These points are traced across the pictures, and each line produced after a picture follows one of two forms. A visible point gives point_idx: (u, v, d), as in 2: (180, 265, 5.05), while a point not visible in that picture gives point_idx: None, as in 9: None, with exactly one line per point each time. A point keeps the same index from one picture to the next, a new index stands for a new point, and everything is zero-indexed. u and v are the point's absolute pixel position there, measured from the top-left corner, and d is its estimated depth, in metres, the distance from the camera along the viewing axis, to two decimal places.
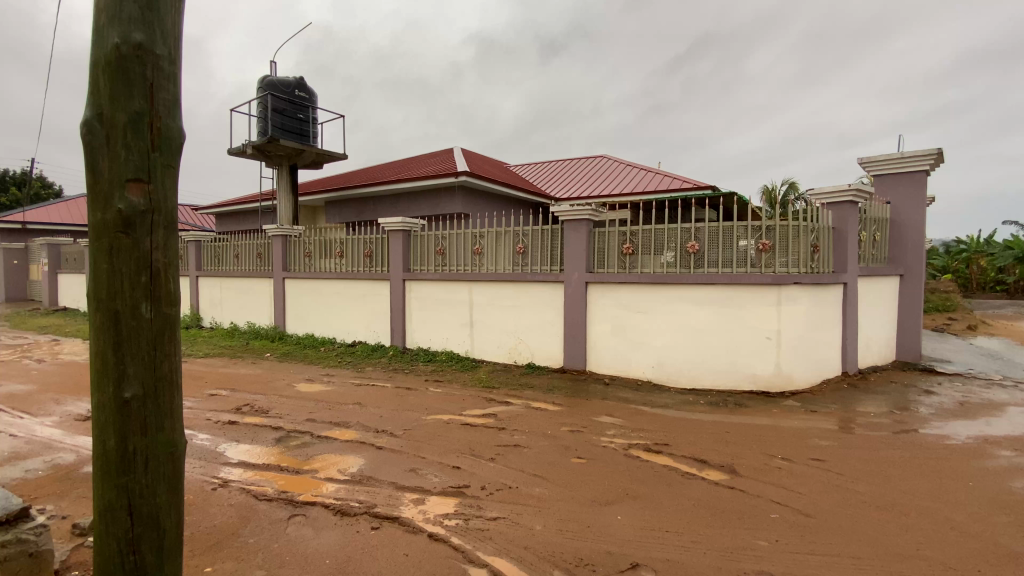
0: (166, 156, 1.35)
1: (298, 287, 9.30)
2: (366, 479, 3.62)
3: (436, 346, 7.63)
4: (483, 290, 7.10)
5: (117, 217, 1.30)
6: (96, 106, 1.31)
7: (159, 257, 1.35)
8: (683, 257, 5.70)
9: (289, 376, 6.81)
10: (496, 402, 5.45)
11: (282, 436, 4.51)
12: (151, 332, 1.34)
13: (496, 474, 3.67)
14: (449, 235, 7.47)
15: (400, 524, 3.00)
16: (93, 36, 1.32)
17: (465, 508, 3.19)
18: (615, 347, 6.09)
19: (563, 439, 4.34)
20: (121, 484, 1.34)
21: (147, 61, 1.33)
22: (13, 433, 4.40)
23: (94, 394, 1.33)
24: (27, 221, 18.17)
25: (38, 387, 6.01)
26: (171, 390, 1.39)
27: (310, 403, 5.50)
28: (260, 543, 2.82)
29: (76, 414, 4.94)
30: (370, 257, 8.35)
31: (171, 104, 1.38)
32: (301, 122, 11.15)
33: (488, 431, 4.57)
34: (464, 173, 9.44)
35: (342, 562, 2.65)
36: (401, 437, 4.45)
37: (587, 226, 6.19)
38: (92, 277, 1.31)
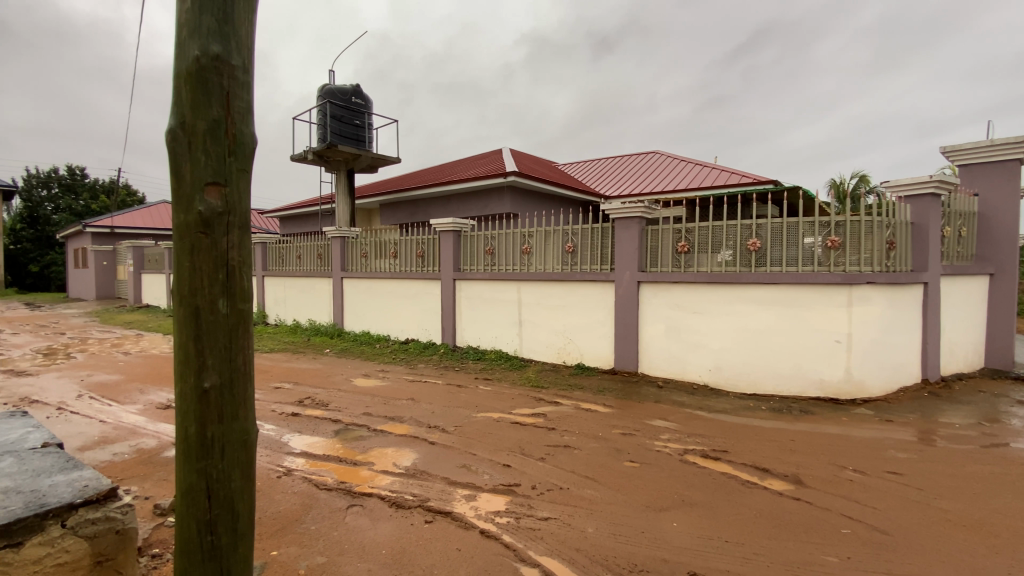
0: (240, 160, 1.43)
1: (355, 286, 9.67)
2: (420, 473, 3.70)
3: (485, 344, 7.71)
4: (532, 290, 7.10)
5: (197, 218, 1.38)
6: (179, 114, 1.39)
7: (235, 256, 1.43)
8: (743, 255, 5.45)
9: (347, 370, 7.10)
10: (546, 401, 5.43)
11: (340, 428, 4.70)
12: (227, 326, 1.42)
13: (546, 474, 3.65)
14: (499, 235, 7.52)
15: (452, 519, 3.05)
16: (176, 49, 1.40)
17: (516, 507, 3.19)
18: (668, 349, 5.92)
19: (615, 441, 4.26)
20: (199, 469, 1.42)
21: (223, 71, 1.40)
22: (104, 418, 4.83)
23: (177, 383, 1.42)
24: (115, 225, 19.94)
25: (124, 377, 6.57)
26: (245, 380, 1.47)
27: (366, 398, 5.70)
28: (321, 530, 2.95)
29: (156, 403, 5.37)
30: (422, 257, 8.55)
31: (245, 110, 1.46)
32: (357, 127, 11.58)
33: (537, 430, 4.56)
34: (513, 173, 9.47)
35: (397, 553, 2.71)
36: (452, 433, 4.52)
37: (640, 223, 6.05)
38: (175, 274, 1.40)
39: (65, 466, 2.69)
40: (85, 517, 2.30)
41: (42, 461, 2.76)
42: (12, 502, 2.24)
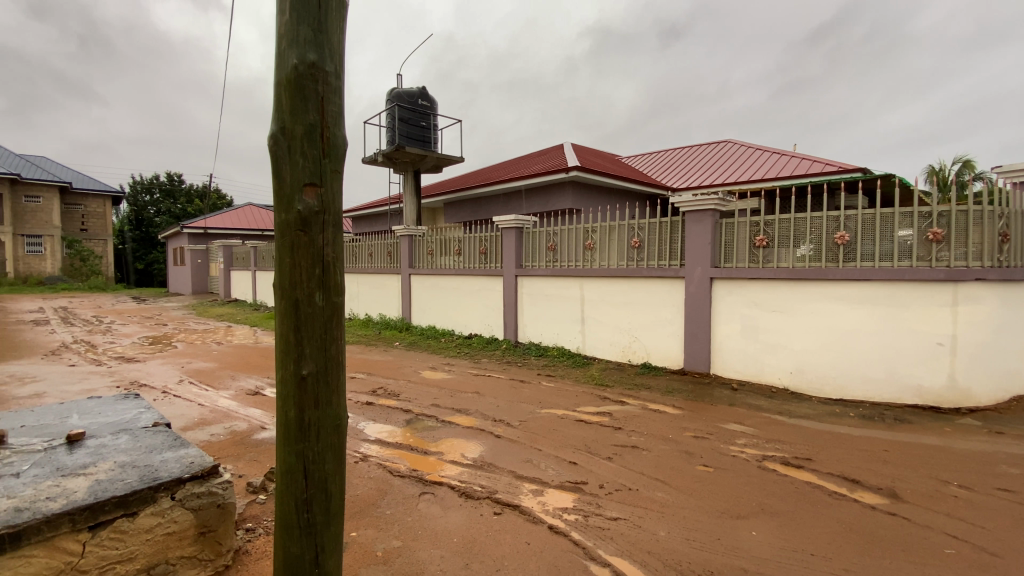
0: (334, 162, 1.52)
1: (421, 282, 10.00)
2: (487, 465, 3.77)
3: (547, 341, 7.71)
4: (596, 287, 7.00)
5: (297, 217, 1.47)
6: (280, 120, 1.48)
7: (330, 252, 1.52)
8: (828, 250, 5.09)
9: (415, 363, 7.36)
10: (611, 400, 5.35)
11: (410, 418, 4.88)
12: (323, 317, 1.51)
13: (615, 474, 3.59)
14: (562, 231, 7.47)
15: (521, 513, 3.08)
16: (276, 59, 1.49)
17: (584, 505, 3.17)
18: (743, 349, 5.64)
19: (686, 444, 4.11)
20: (298, 451, 1.52)
21: (319, 77, 1.49)
22: (202, 402, 5.32)
23: (278, 369, 1.52)
24: (207, 226, 21.87)
25: (218, 365, 7.19)
26: (338, 369, 1.55)
27: (434, 390, 5.88)
28: (396, 515, 3.08)
29: (245, 389, 5.83)
30: (485, 254, 8.67)
31: (337, 114, 1.54)
32: (423, 129, 11.91)
33: (603, 429, 4.50)
34: (575, 168, 9.37)
35: (467, 542, 2.78)
36: (517, 427, 4.56)
37: (713, 216, 5.78)
38: (277, 269, 1.50)
39: (174, 444, 2.99)
40: (192, 490, 2.53)
41: (154, 439, 3.08)
42: (131, 475, 2.51)
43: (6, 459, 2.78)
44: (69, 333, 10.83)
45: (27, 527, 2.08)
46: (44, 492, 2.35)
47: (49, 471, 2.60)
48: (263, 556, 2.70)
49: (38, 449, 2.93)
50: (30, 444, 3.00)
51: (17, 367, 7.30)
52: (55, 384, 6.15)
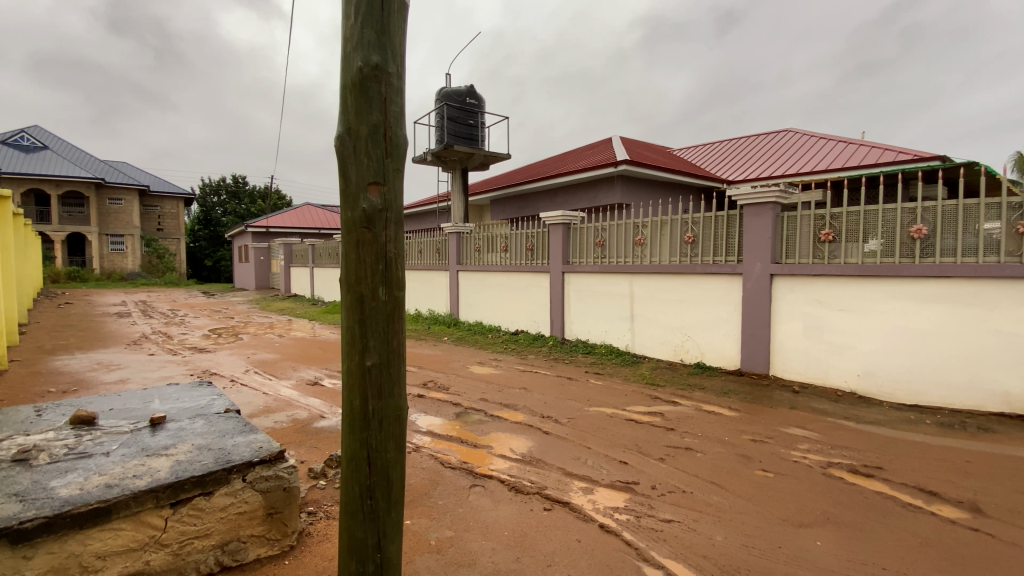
0: (395, 160, 1.56)
1: (469, 279, 10.14)
2: (536, 461, 3.79)
3: (595, 339, 7.63)
4: (647, 283, 6.85)
5: (362, 215, 1.53)
6: (346, 122, 1.53)
7: (392, 248, 1.57)
8: (902, 244, 4.76)
9: (463, 358, 7.49)
10: (663, 400, 5.23)
11: (460, 411, 4.98)
12: (386, 311, 1.57)
13: (668, 475, 3.51)
14: (610, 226, 7.35)
15: (571, 509, 3.08)
16: (342, 62, 1.54)
17: (636, 505, 3.12)
18: (806, 350, 5.36)
19: (743, 447, 3.97)
20: (362, 439, 1.58)
21: (382, 79, 1.53)
22: (267, 391, 5.64)
23: (345, 361, 1.59)
24: (269, 225, 23.13)
25: (280, 356, 7.61)
26: (399, 360, 1.61)
27: (482, 384, 5.97)
28: (448, 505, 3.15)
29: (305, 380, 6.14)
30: (532, 250, 8.68)
31: (399, 114, 1.58)
32: (471, 127, 12.02)
33: (655, 429, 4.41)
34: (624, 162, 9.19)
35: (518, 536, 2.80)
36: (566, 425, 4.54)
37: (774, 210, 5.52)
38: (344, 265, 1.57)
39: (244, 429, 3.19)
40: (262, 473, 2.69)
41: (226, 424, 3.29)
42: (207, 457, 2.70)
43: (99, 439, 3.06)
44: (148, 324, 11.76)
45: (117, 502, 2.28)
46: (131, 470, 2.57)
47: (135, 450, 2.84)
48: (325, 538, 2.83)
49: (126, 430, 3.21)
50: (119, 425, 3.28)
51: (105, 354, 8.01)
52: (137, 371, 6.70)
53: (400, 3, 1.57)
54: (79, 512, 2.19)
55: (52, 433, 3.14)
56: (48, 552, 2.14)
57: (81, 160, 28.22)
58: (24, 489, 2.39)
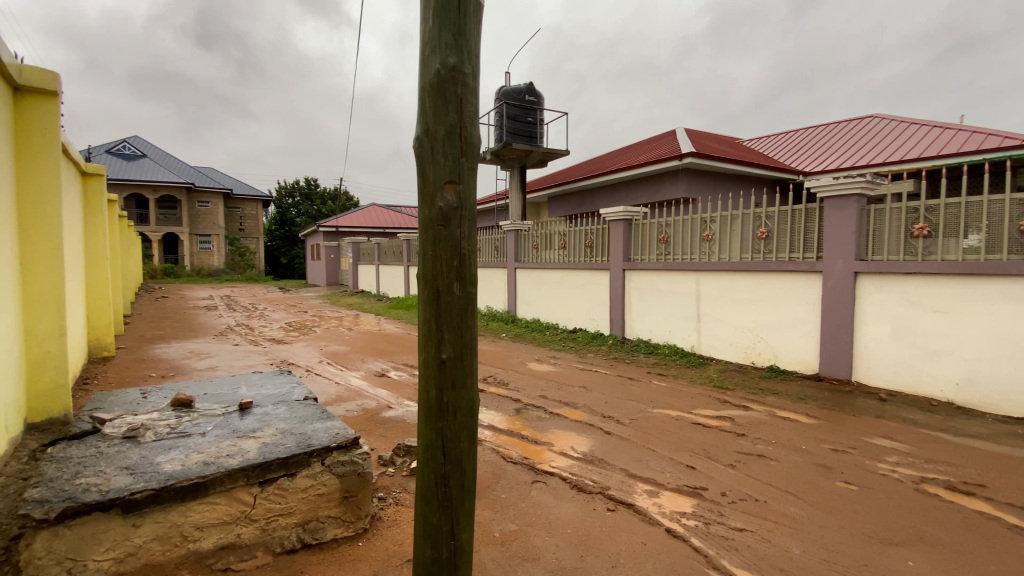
0: (470, 159, 1.59)
1: (527, 276, 10.18)
2: (598, 461, 3.75)
3: (658, 338, 7.43)
4: (714, 282, 6.59)
5: (439, 214, 1.58)
6: (424, 123, 1.59)
7: (466, 245, 1.61)
8: (1011, 239, 4.29)
9: (522, 354, 7.54)
10: (732, 404, 5.01)
11: (519, 407, 5.03)
12: (460, 307, 1.61)
13: (738, 482, 3.37)
14: (675, 222, 7.12)
15: (636, 512, 3.02)
16: (421, 65, 1.60)
17: (704, 511, 3.01)
18: (895, 355, 4.94)
19: (823, 457, 3.72)
20: (437, 429, 1.64)
21: (458, 80, 1.56)
22: (338, 381, 5.97)
23: (422, 353, 1.65)
24: (339, 225, 24.41)
25: (349, 349, 8.01)
26: (472, 354, 1.65)
27: (541, 381, 5.99)
28: (511, 499, 3.20)
29: (372, 371, 6.43)
30: (591, 247, 8.58)
31: (474, 114, 1.61)
32: (530, 124, 12.04)
33: (724, 434, 4.23)
34: (690, 155, 8.86)
35: (582, 534, 2.79)
36: (628, 425, 4.46)
37: (859, 202, 5.13)
38: (421, 262, 1.63)
39: (322, 416, 3.39)
40: (338, 458, 2.86)
41: (306, 411, 3.52)
42: (290, 441, 2.90)
43: (195, 420, 3.37)
44: (232, 316, 12.76)
45: (214, 478, 2.50)
46: (225, 449, 2.81)
47: (227, 432, 3.10)
48: (395, 523, 2.96)
49: (218, 413, 3.51)
50: (212, 409, 3.59)
51: (197, 344, 8.79)
52: (224, 359, 7.30)
53: (476, 6, 1.60)
54: (180, 486, 2.42)
55: (156, 413, 3.49)
56: (154, 521, 2.38)
57: (176, 167, 31.03)
58: (135, 463, 2.67)
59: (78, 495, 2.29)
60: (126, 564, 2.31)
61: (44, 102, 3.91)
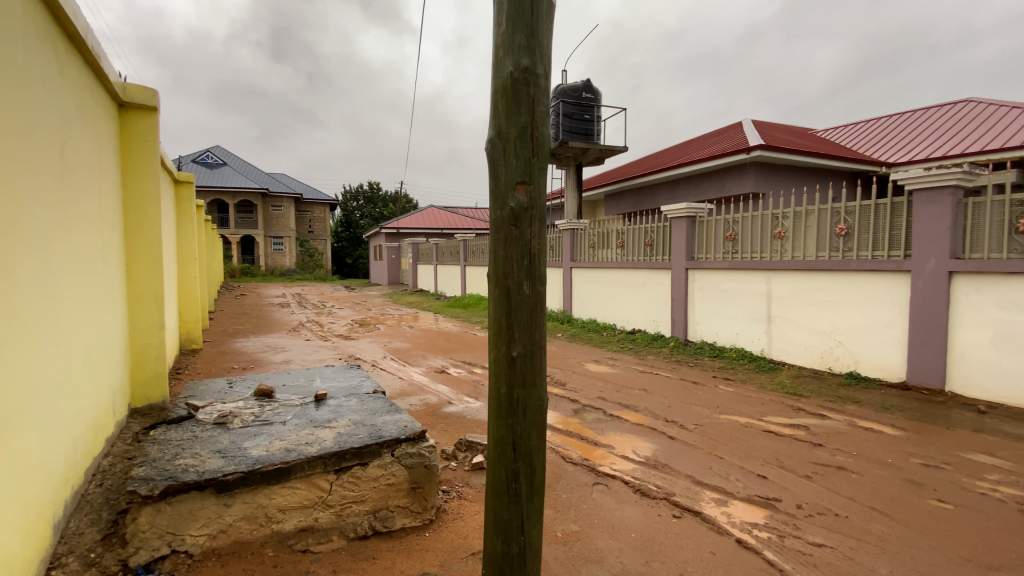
0: (541, 159, 1.61)
1: (584, 276, 10.08)
2: (661, 465, 3.66)
3: (723, 341, 7.13)
4: (787, 282, 6.24)
5: (510, 213, 1.61)
6: (496, 126, 1.62)
7: (536, 244, 1.63)
8: None
9: (579, 355, 7.48)
10: (806, 412, 4.72)
11: (578, 408, 5.00)
12: (530, 306, 1.63)
13: (816, 495, 3.17)
14: (743, 219, 6.81)
15: (703, 520, 2.92)
16: (494, 68, 1.63)
17: (779, 524, 2.86)
18: (998, 364, 4.45)
19: (911, 472, 3.43)
20: (507, 425, 1.66)
21: (531, 81, 1.58)
22: (401, 376, 6.20)
23: (492, 351, 1.68)
24: (400, 227, 25.32)
25: (410, 346, 8.29)
26: (542, 353, 1.66)
27: (599, 382, 5.92)
28: (572, 500, 3.19)
29: (433, 368, 6.63)
30: (651, 246, 8.38)
31: (546, 114, 1.63)
32: (587, 121, 11.91)
33: (799, 444, 4.00)
34: (758, 147, 8.44)
35: (646, 539, 2.74)
36: (692, 431, 4.32)
37: (954, 195, 4.69)
38: (492, 261, 1.66)
39: (390, 409, 3.54)
40: (407, 450, 2.97)
41: (376, 403, 3.68)
42: (362, 432, 3.05)
43: (276, 409, 3.61)
44: (303, 313, 13.55)
45: (295, 464, 2.67)
46: (304, 438, 2.99)
47: (305, 421, 3.30)
48: (459, 516, 3.03)
49: (297, 403, 3.75)
50: (291, 399, 3.84)
51: (273, 338, 9.41)
52: (297, 353, 7.77)
53: (548, 6, 1.61)
54: (265, 470, 2.61)
55: (242, 402, 3.78)
56: (243, 501, 2.58)
57: (253, 174, 33.35)
58: (225, 447, 2.90)
59: (179, 475, 2.52)
60: (218, 540, 2.52)
61: (145, 116, 4.34)
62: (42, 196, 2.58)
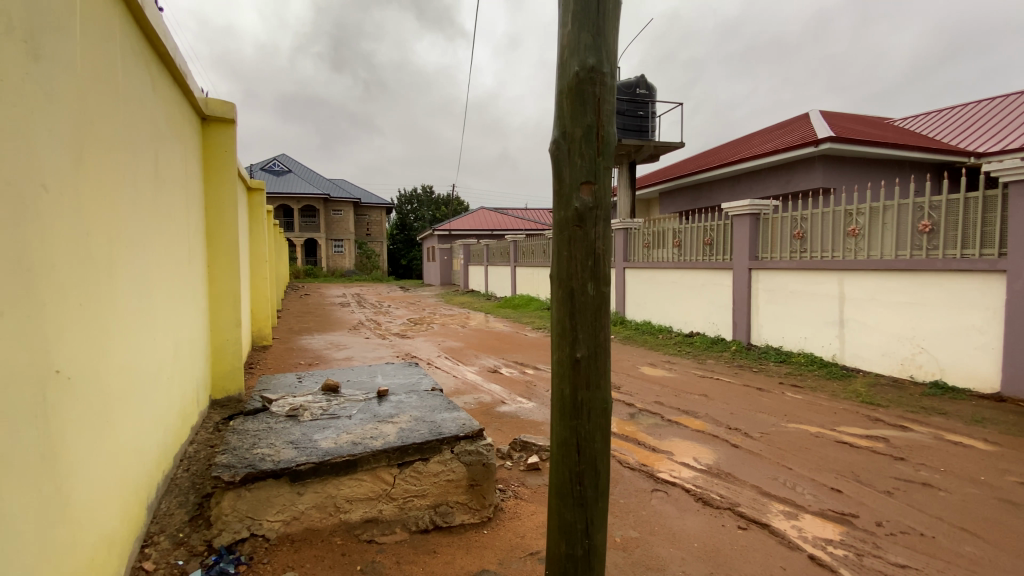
0: (606, 159, 1.59)
1: (638, 277, 9.87)
2: (724, 474, 3.52)
3: (790, 346, 6.76)
4: (862, 283, 5.82)
5: (574, 214, 1.60)
6: (561, 126, 1.61)
7: (601, 245, 1.62)
8: None
9: (634, 357, 7.33)
10: (885, 423, 4.38)
11: (634, 412, 4.90)
12: (594, 307, 1.62)
13: (898, 513, 2.94)
14: (811, 216, 6.43)
15: (771, 533, 2.78)
16: (559, 69, 1.62)
17: (856, 541, 2.68)
18: None
19: (1009, 492, 3.11)
20: (571, 427, 1.65)
21: (597, 80, 1.57)
22: (455, 374, 6.32)
23: (555, 352, 1.68)
24: (452, 228, 25.87)
25: (464, 345, 8.46)
26: (606, 354, 1.65)
27: (655, 386, 5.77)
28: (630, 505, 3.13)
29: (486, 367, 6.71)
30: (710, 245, 8.07)
31: (611, 112, 1.61)
32: (641, 118, 11.65)
33: (877, 457, 3.72)
34: (828, 140, 7.93)
35: (710, 550, 2.64)
36: (757, 439, 4.12)
37: None
38: (556, 262, 1.66)
39: (448, 406, 3.62)
40: (466, 447, 3.03)
41: (434, 400, 3.77)
42: (423, 428, 3.14)
43: (342, 404, 3.78)
44: (362, 313, 14.13)
45: (361, 457, 2.78)
46: (369, 432, 3.11)
47: (369, 416, 3.43)
48: (516, 516, 3.05)
49: (360, 398, 3.90)
50: (355, 394, 4.01)
51: (335, 336, 9.86)
52: (358, 351, 8.11)
53: (615, 3, 1.59)
54: (335, 462, 2.74)
55: (310, 396, 3.98)
56: (314, 491, 2.71)
57: (316, 179, 35.13)
58: (297, 439, 3.07)
59: (257, 463, 2.69)
60: (292, 526, 2.66)
61: (224, 128, 4.66)
62: (139, 205, 2.84)
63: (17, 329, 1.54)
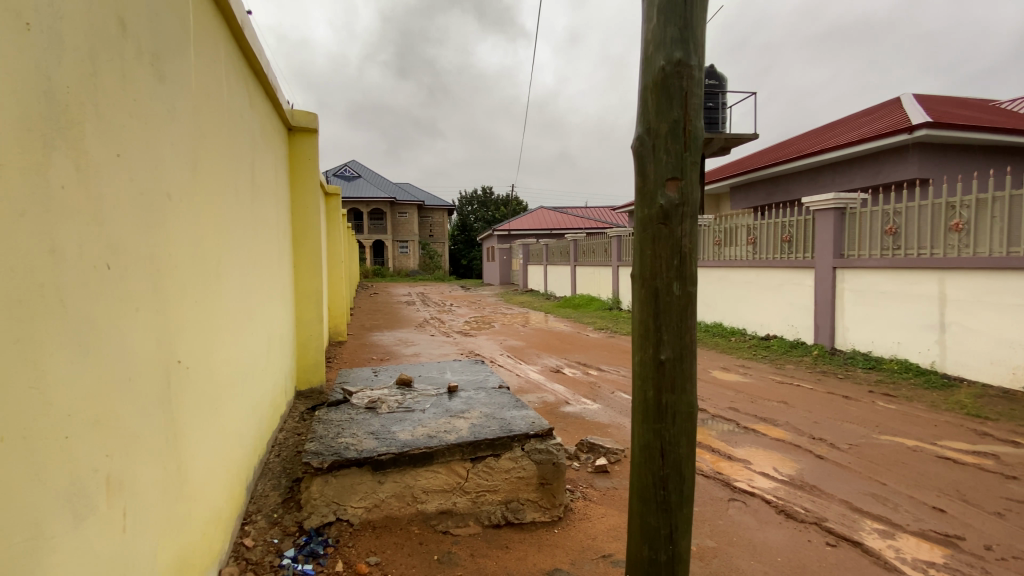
0: (694, 154, 1.55)
1: (707, 276, 9.48)
2: (809, 487, 3.30)
3: (881, 351, 6.22)
4: (967, 283, 5.25)
5: (659, 211, 1.56)
6: (645, 122, 1.59)
7: (687, 243, 1.57)
8: None
9: (704, 361, 7.05)
10: (996, 438, 3.93)
11: (706, 417, 4.71)
12: (680, 307, 1.58)
13: (1016, 538, 2.63)
14: (906, 209, 5.87)
15: (865, 552, 2.57)
16: (642, 64, 1.60)
17: (966, 567, 2.42)
18: None
19: None
20: (655, 430, 1.62)
21: (684, 73, 1.53)
22: (519, 373, 6.37)
23: (638, 352, 1.65)
24: (512, 228, 26.10)
25: (525, 344, 8.51)
26: (692, 356, 1.60)
27: (729, 391, 5.52)
28: (705, 514, 3.01)
29: (548, 367, 6.72)
30: (788, 242, 7.59)
31: (698, 106, 1.56)
32: (710, 110, 11.16)
33: (986, 475, 3.35)
34: (924, 126, 7.21)
35: (795, 566, 2.49)
36: (846, 451, 3.83)
37: None
38: (639, 260, 1.63)
39: (517, 404, 3.65)
40: (536, 446, 3.05)
41: (503, 398, 3.83)
42: (494, 424, 3.19)
43: (416, 398, 3.93)
44: (427, 311, 14.58)
45: (437, 450, 2.88)
46: (442, 426, 3.21)
47: (442, 411, 3.54)
48: (586, 517, 3.03)
49: (432, 393, 4.03)
50: (427, 389, 4.15)
51: (403, 334, 10.25)
52: (425, 348, 8.38)
53: None
54: (412, 453, 2.85)
55: (386, 390, 4.17)
56: (393, 480, 2.84)
57: (382, 183, 36.66)
58: (377, 430, 3.23)
59: (342, 451, 2.86)
60: (373, 513, 2.80)
61: (307, 138, 4.98)
62: (240, 211, 3.10)
63: (148, 322, 1.73)
